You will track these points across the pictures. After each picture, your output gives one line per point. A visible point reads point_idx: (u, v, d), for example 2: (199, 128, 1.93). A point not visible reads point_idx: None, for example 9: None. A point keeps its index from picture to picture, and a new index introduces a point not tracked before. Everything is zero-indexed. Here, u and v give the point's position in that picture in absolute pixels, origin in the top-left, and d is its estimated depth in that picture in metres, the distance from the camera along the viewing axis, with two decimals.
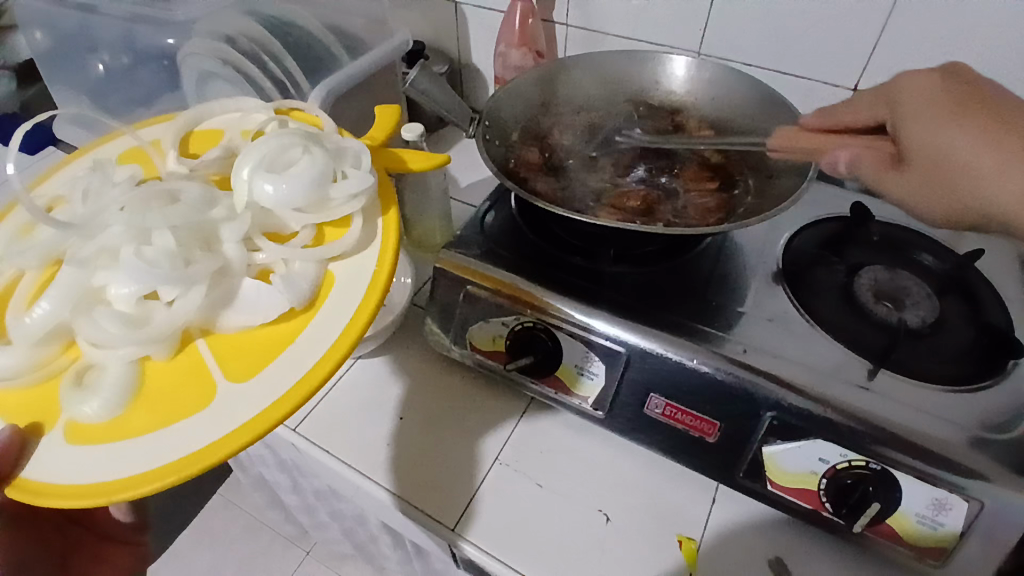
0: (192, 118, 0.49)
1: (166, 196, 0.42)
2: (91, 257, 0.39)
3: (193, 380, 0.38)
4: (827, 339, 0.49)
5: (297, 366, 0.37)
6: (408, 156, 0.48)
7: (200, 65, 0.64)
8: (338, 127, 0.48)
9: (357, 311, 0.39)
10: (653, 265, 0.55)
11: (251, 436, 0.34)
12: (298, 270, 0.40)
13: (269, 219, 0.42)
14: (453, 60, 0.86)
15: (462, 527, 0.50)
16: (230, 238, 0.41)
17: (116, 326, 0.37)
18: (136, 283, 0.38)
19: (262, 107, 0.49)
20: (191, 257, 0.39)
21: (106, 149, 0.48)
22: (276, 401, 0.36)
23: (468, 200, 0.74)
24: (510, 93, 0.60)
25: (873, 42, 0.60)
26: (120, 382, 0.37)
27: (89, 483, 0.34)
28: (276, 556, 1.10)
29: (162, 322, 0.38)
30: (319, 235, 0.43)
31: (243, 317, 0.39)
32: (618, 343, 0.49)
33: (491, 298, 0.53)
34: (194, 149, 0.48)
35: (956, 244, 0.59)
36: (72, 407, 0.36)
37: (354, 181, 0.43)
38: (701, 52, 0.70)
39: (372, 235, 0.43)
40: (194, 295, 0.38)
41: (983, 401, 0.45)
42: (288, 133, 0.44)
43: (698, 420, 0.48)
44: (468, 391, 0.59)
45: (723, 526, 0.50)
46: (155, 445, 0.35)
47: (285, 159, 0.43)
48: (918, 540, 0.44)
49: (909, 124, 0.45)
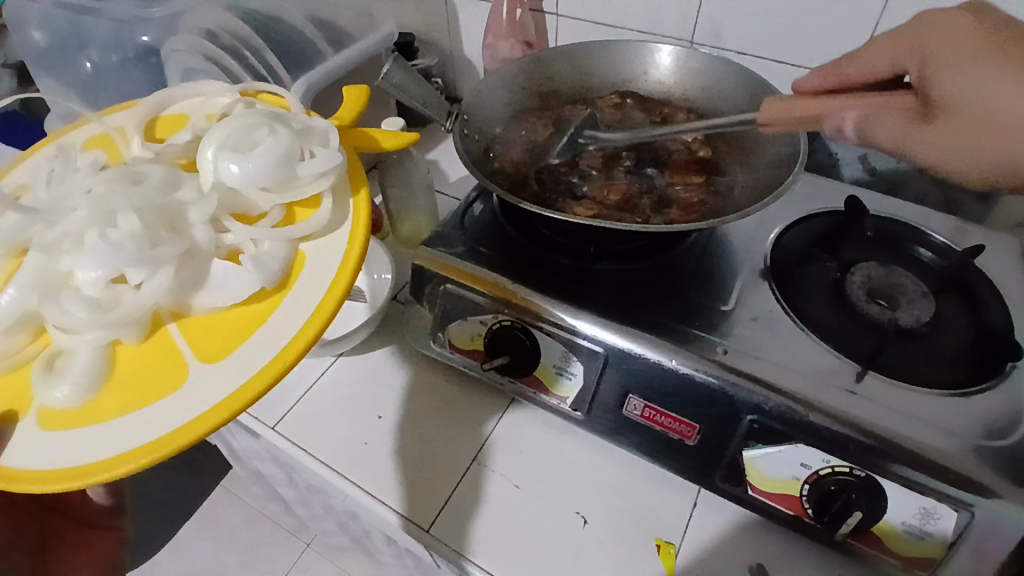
0: (155, 104, 0.49)
1: (130, 177, 0.41)
2: (57, 242, 0.38)
3: (164, 362, 0.37)
4: (813, 339, 0.47)
5: (271, 344, 0.37)
6: (376, 136, 0.48)
7: (183, 62, 0.63)
8: (304, 109, 0.47)
9: (330, 289, 0.39)
10: (637, 262, 0.54)
11: (225, 415, 0.34)
12: (268, 250, 0.40)
13: (236, 200, 0.41)
14: (445, 52, 0.85)
15: (438, 528, 0.49)
16: (198, 220, 0.40)
17: (83, 311, 0.36)
18: (103, 267, 0.37)
19: (226, 91, 0.49)
20: (157, 239, 0.38)
21: (72, 137, 0.49)
22: (251, 379, 0.35)
23: (456, 195, 0.73)
24: (490, 86, 0.60)
25: (870, 29, 0.58)
26: (90, 366, 0.36)
27: (63, 468, 0.33)
28: (277, 547, 1.11)
29: (130, 304, 0.37)
30: (289, 216, 0.42)
31: (214, 298, 0.38)
32: (596, 343, 0.48)
33: (469, 294, 0.52)
34: (160, 134, 0.48)
35: (957, 239, 0.57)
36: (43, 393, 0.35)
37: (322, 159, 0.42)
38: (693, 40, 0.68)
39: (342, 216, 0.42)
40: (162, 277, 0.37)
41: (977, 405, 0.43)
42: (252, 113, 0.43)
43: (677, 423, 0.47)
44: (451, 391, 0.58)
45: (704, 529, 0.49)
46: (128, 428, 0.34)
47: (250, 139, 0.42)
48: (904, 550, 0.42)
49: (954, 74, 0.37)
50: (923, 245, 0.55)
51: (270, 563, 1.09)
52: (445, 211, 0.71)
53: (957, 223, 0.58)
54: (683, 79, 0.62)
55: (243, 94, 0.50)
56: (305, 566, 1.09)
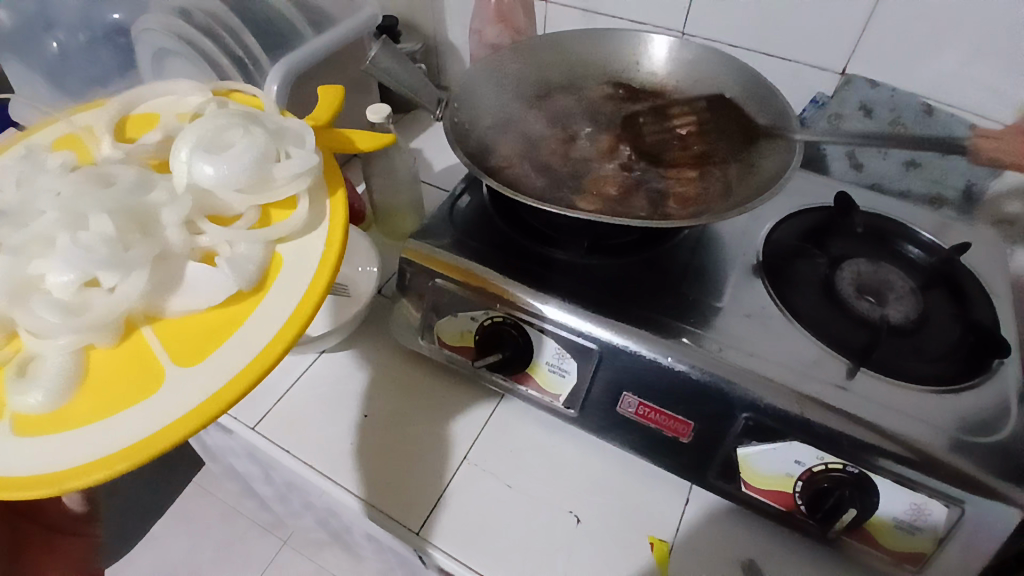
0: (125, 104, 0.47)
1: (99, 178, 0.39)
2: (24, 245, 0.35)
3: (138, 367, 0.35)
4: (805, 335, 0.47)
5: (249, 346, 0.35)
6: (353, 137, 0.46)
7: (154, 41, 0.62)
8: (280, 108, 0.45)
9: (308, 291, 0.37)
10: (629, 256, 0.53)
11: (202, 420, 0.32)
12: (244, 253, 0.38)
13: (211, 201, 0.39)
14: (429, 37, 0.83)
15: (427, 530, 0.48)
16: (171, 221, 0.38)
17: (53, 316, 0.33)
18: (74, 270, 0.34)
19: (197, 90, 0.47)
20: (129, 242, 0.36)
21: (37, 138, 0.45)
22: (230, 381, 0.34)
23: (441, 185, 0.71)
24: (480, 73, 0.58)
25: (863, 24, 0.58)
26: (62, 371, 0.34)
27: (33, 475, 0.31)
28: (253, 543, 1.09)
29: (101, 308, 0.34)
30: (264, 218, 0.41)
31: (189, 300, 0.36)
32: (590, 339, 0.47)
33: (458, 290, 0.51)
34: (131, 133, 0.45)
35: (943, 235, 0.57)
36: (14, 399, 0.33)
37: (299, 160, 0.40)
38: (685, 32, 0.67)
39: (320, 217, 0.41)
40: (136, 280, 0.35)
41: (965, 401, 0.44)
42: (225, 115, 0.41)
43: (671, 420, 0.47)
44: (435, 389, 0.57)
45: (695, 526, 0.49)
46: (103, 433, 0.32)
47: (223, 139, 0.40)
48: (895, 545, 0.43)
49: None
50: (911, 243, 0.55)
51: (246, 560, 1.07)
52: (430, 202, 0.69)
53: (941, 219, 0.59)
54: (676, 71, 0.61)
55: (214, 94, 0.48)
56: (283, 562, 1.07)
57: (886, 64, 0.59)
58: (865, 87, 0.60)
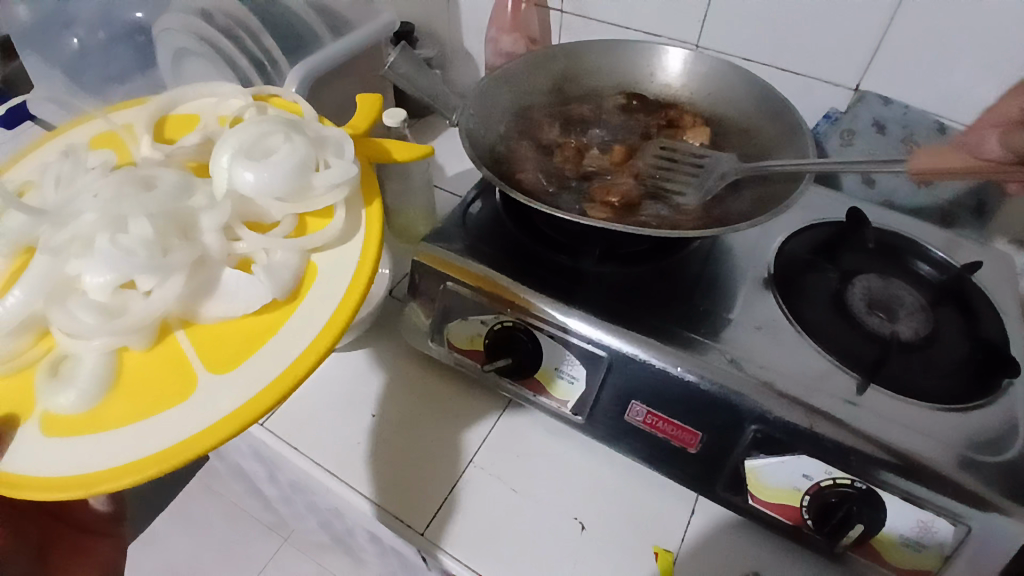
0: (166, 103, 0.47)
1: (141, 181, 0.39)
2: (64, 245, 0.36)
3: (171, 372, 0.35)
4: (815, 348, 0.47)
5: (280, 358, 0.36)
6: (387, 146, 0.47)
7: (174, 42, 0.63)
8: (319, 115, 0.46)
9: (340, 304, 0.38)
10: (642, 265, 0.54)
11: (233, 430, 0.33)
12: (280, 260, 0.38)
13: (249, 207, 0.40)
14: (444, 43, 0.84)
15: (432, 532, 0.48)
16: (210, 227, 0.38)
17: (90, 317, 0.34)
18: (112, 271, 0.35)
19: (239, 93, 0.47)
20: (169, 245, 0.36)
21: (77, 133, 0.46)
22: (261, 391, 0.34)
23: (453, 190, 0.72)
24: (495, 81, 0.58)
25: (877, 41, 0.58)
26: (97, 372, 0.34)
27: (65, 475, 0.32)
28: (253, 543, 1.09)
29: (139, 311, 0.35)
30: (301, 225, 0.41)
31: (226, 306, 0.37)
32: (600, 346, 0.47)
33: (469, 294, 0.51)
34: (168, 134, 0.46)
35: (953, 252, 0.57)
36: (48, 398, 0.34)
37: (337, 170, 0.41)
38: (699, 44, 0.67)
39: (355, 228, 0.41)
40: (173, 285, 0.35)
41: (974, 419, 0.44)
42: (267, 120, 0.41)
43: (679, 430, 0.47)
44: (446, 395, 0.57)
45: (700, 537, 0.48)
46: (133, 436, 0.33)
47: (264, 146, 0.40)
48: (902, 562, 0.43)
49: None
50: (922, 259, 0.55)
51: (246, 559, 1.07)
52: (442, 206, 0.69)
53: (952, 237, 0.59)
54: (690, 82, 0.62)
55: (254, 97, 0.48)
56: (283, 563, 1.07)
57: (900, 81, 0.59)
58: (877, 104, 0.61)
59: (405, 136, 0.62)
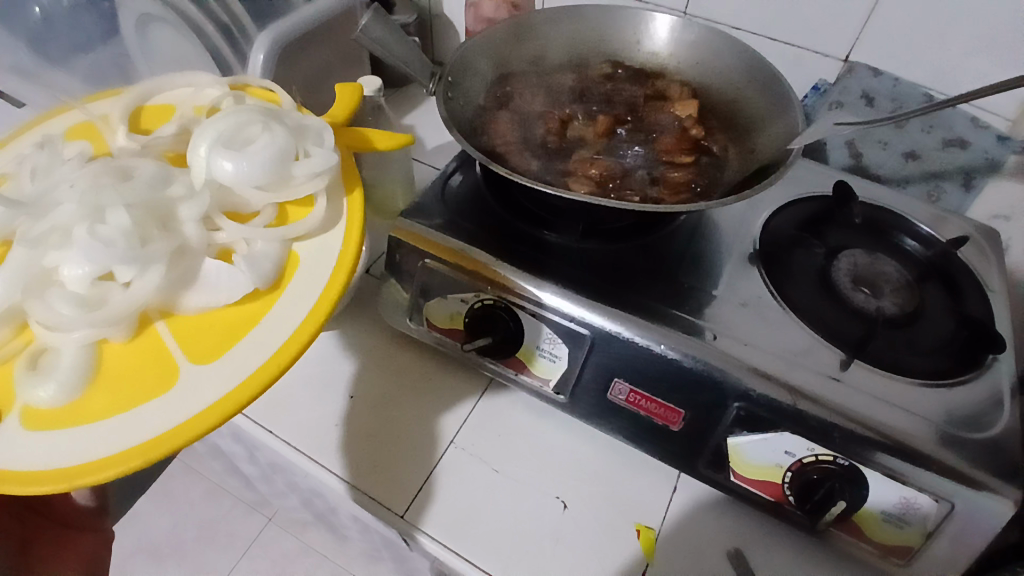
0: (142, 94, 0.45)
1: (118, 172, 0.37)
2: (43, 236, 0.34)
3: (151, 362, 0.34)
4: (800, 324, 0.47)
5: (263, 347, 0.34)
6: (370, 134, 0.44)
7: (139, 7, 0.61)
8: (298, 104, 0.44)
9: (324, 291, 0.36)
10: (624, 241, 0.52)
11: (217, 419, 0.31)
12: (261, 251, 0.37)
13: (230, 197, 0.38)
14: (423, 10, 0.81)
15: (412, 514, 0.47)
16: (189, 217, 0.36)
17: (69, 308, 0.33)
18: (91, 263, 0.33)
19: (215, 82, 0.45)
20: (147, 236, 0.35)
21: (54, 124, 0.44)
22: (246, 379, 0.33)
23: (434, 163, 0.70)
24: (478, 47, 0.57)
25: (868, 12, 0.56)
26: (76, 364, 0.33)
27: (44, 470, 0.30)
28: (238, 521, 1.08)
29: (119, 303, 0.33)
30: (282, 215, 0.39)
31: (206, 298, 0.35)
32: (582, 325, 0.46)
33: (449, 272, 0.50)
34: (146, 124, 0.44)
35: (941, 227, 0.56)
36: (26, 392, 0.32)
37: (318, 159, 0.39)
38: (687, 12, 0.66)
39: (337, 216, 0.40)
40: (153, 275, 0.34)
41: (959, 397, 0.43)
42: (245, 108, 0.40)
43: (662, 408, 0.46)
44: (430, 375, 0.56)
45: (683, 514, 0.48)
46: (113, 430, 0.31)
47: (243, 136, 0.39)
48: (883, 538, 0.43)
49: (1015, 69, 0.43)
50: (908, 235, 0.55)
51: (229, 538, 1.07)
52: (422, 180, 0.67)
53: (939, 211, 0.58)
54: (678, 51, 0.60)
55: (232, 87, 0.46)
56: (267, 540, 1.06)
57: (891, 52, 0.58)
58: (867, 76, 0.60)
59: (380, 105, 0.59)
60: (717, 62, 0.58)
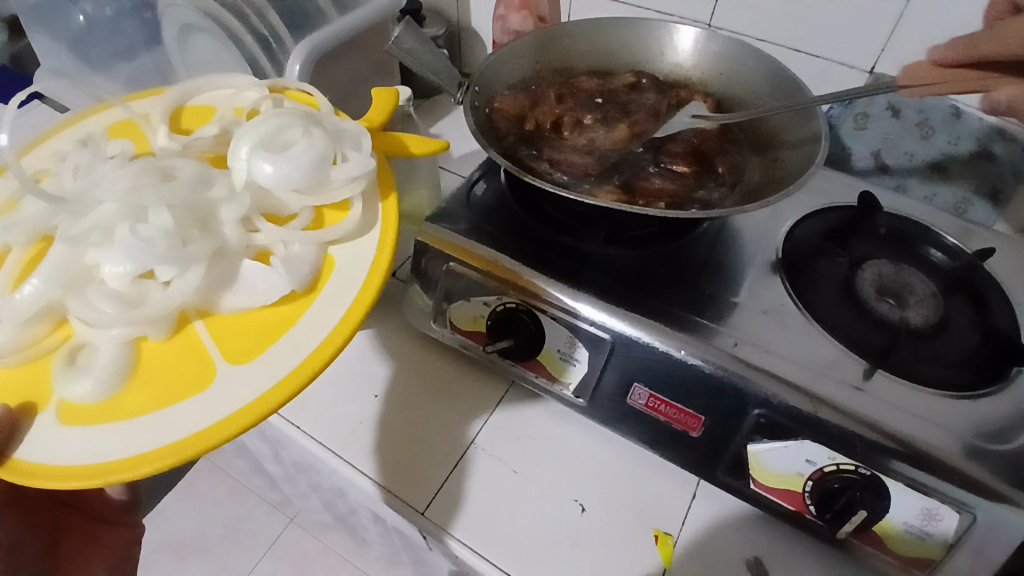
0: (180, 94, 0.47)
1: (159, 173, 0.39)
2: (83, 234, 0.36)
3: (189, 361, 0.35)
4: (822, 334, 0.47)
5: (297, 350, 0.35)
6: (407, 142, 0.46)
7: (181, 16, 0.64)
8: (334, 108, 0.45)
9: (358, 296, 0.37)
10: (646, 248, 0.53)
11: (248, 421, 0.33)
12: (298, 253, 0.38)
13: (269, 200, 0.40)
14: (452, 23, 0.83)
15: (433, 512, 0.48)
16: (228, 219, 0.38)
17: (110, 306, 0.35)
18: (132, 262, 0.35)
19: (254, 85, 0.47)
20: (188, 237, 0.36)
21: (93, 122, 0.46)
22: (282, 380, 0.34)
23: (459, 171, 0.71)
24: (504, 59, 0.58)
25: (894, 23, 0.57)
26: (113, 362, 0.35)
27: (81, 464, 0.32)
28: (260, 520, 1.10)
29: (158, 303, 0.35)
30: (318, 218, 0.41)
31: (242, 299, 0.37)
32: (603, 329, 0.47)
33: (475, 277, 0.51)
34: (186, 125, 0.46)
35: (967, 238, 0.56)
36: (64, 386, 0.34)
37: (355, 163, 0.40)
38: (712, 24, 0.66)
39: (372, 220, 0.41)
40: (192, 275, 0.36)
41: (983, 409, 0.43)
42: (285, 113, 0.41)
43: (682, 414, 0.46)
44: (456, 379, 0.57)
45: (701, 521, 0.48)
46: (150, 428, 0.33)
47: (281, 139, 0.40)
48: (904, 550, 0.42)
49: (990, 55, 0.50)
50: (936, 247, 0.55)
51: (251, 537, 1.08)
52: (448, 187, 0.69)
53: (967, 224, 0.57)
54: (702, 62, 0.61)
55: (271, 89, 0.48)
56: (288, 541, 1.08)
57: None
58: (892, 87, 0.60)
59: (412, 114, 0.61)
60: (739, 71, 0.59)
